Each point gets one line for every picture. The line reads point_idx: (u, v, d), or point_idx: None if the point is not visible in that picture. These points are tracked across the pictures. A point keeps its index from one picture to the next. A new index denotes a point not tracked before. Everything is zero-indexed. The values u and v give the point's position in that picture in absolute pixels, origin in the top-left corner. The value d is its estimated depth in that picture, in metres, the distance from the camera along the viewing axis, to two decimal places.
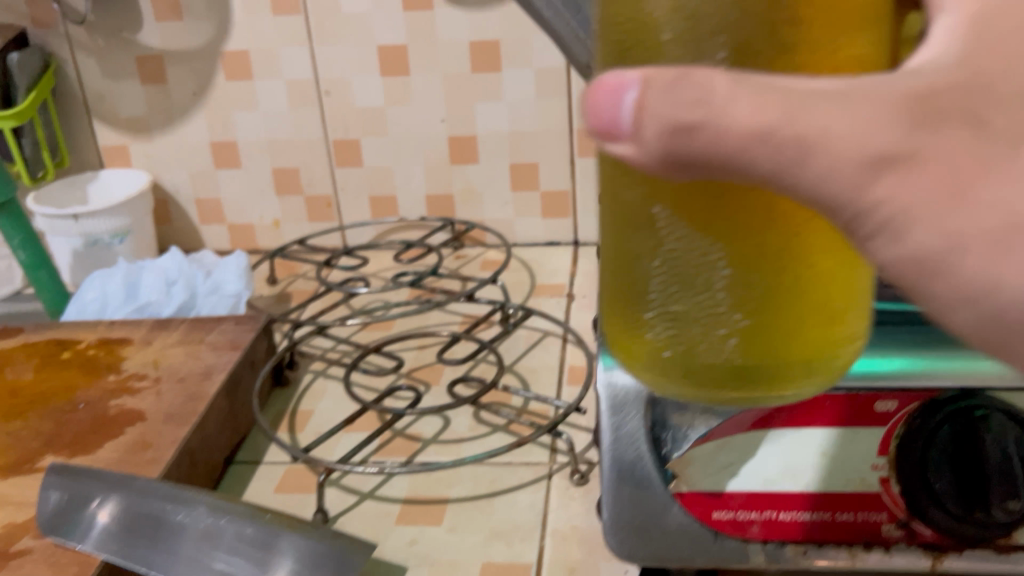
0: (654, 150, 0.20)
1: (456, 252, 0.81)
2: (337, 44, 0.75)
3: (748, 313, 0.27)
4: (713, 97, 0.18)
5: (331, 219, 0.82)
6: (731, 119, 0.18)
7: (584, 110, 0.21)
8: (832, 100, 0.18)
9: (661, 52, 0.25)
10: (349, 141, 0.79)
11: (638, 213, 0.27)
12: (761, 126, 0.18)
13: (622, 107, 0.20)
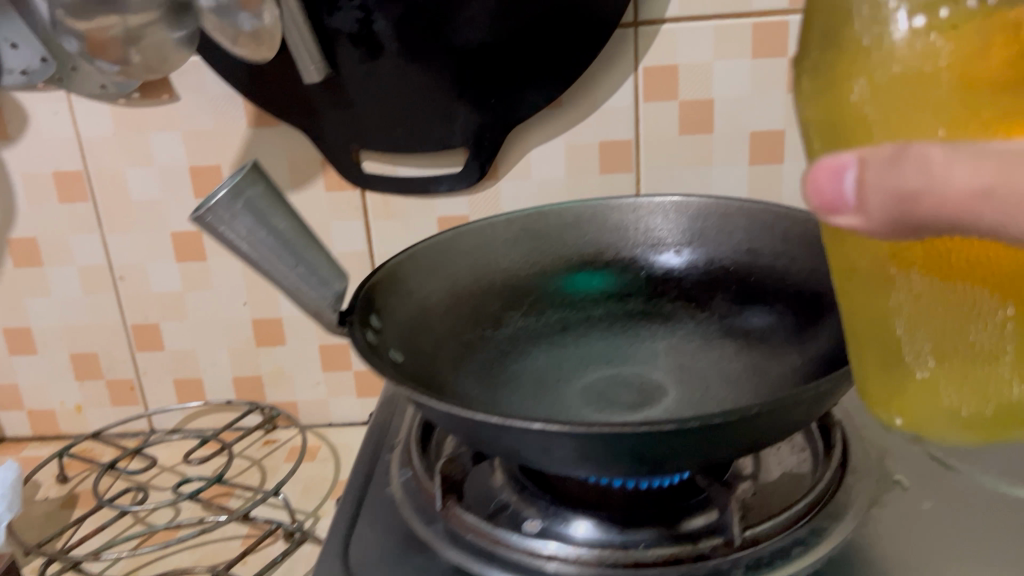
0: (884, 221, 0.26)
1: (266, 436, 0.76)
2: (129, 230, 0.73)
3: (965, 338, 0.31)
4: (895, 193, 0.25)
5: (136, 403, 0.78)
6: (954, 184, 0.24)
7: (810, 193, 0.27)
8: (972, 164, 0.24)
9: (868, 127, 0.30)
10: (149, 325, 0.76)
11: (856, 278, 0.33)
12: (984, 193, 0.24)
13: (844, 188, 0.26)
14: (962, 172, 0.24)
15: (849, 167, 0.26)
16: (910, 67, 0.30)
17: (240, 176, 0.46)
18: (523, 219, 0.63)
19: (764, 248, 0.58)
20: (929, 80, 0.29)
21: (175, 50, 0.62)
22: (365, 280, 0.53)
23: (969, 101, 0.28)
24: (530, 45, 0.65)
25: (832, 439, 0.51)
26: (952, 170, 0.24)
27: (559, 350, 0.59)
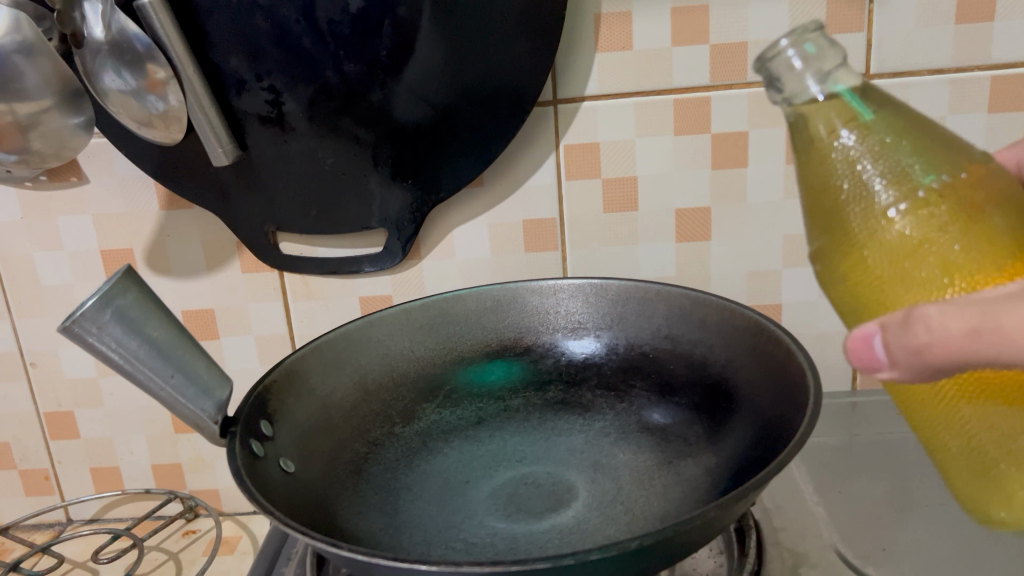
0: (915, 368, 0.31)
1: (187, 525, 0.72)
2: (39, 316, 0.70)
3: (1014, 441, 0.36)
4: (902, 322, 0.31)
5: (52, 493, 0.75)
6: (944, 331, 0.29)
7: (850, 358, 0.33)
8: (953, 306, 0.29)
9: (887, 291, 0.37)
10: (62, 412, 0.73)
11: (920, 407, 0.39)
12: (971, 331, 0.29)
13: (876, 352, 0.32)
14: (943, 316, 0.29)
15: (874, 328, 0.32)
16: (905, 238, 0.36)
17: (110, 283, 0.43)
18: (439, 304, 0.61)
19: (683, 336, 0.56)
20: (913, 247, 0.36)
21: (74, 137, 0.61)
22: (261, 379, 0.50)
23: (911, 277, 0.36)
24: (448, 125, 0.62)
25: (747, 542, 0.48)
26: (934, 315, 0.29)
27: (470, 444, 0.56)
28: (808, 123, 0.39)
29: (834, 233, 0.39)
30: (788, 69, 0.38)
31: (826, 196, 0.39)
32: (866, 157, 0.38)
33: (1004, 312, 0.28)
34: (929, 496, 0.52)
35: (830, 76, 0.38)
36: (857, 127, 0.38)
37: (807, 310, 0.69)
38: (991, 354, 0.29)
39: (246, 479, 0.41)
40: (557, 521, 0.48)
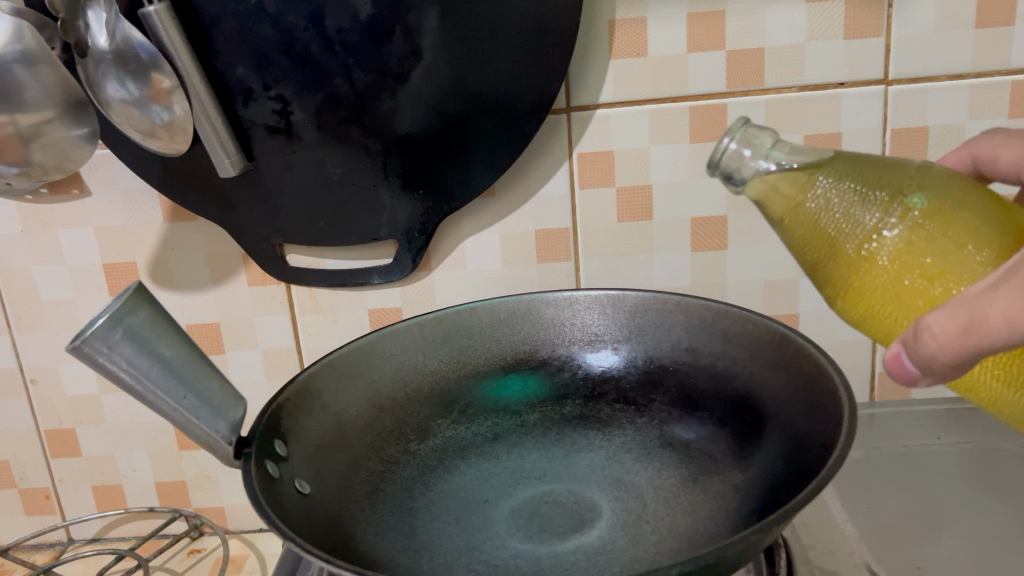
0: (941, 374, 0.32)
1: (192, 544, 0.71)
2: (40, 332, 0.68)
3: None
4: (913, 332, 0.32)
5: (53, 512, 0.73)
6: (940, 332, 0.30)
7: (896, 381, 0.34)
8: (946, 308, 0.31)
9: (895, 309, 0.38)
10: (63, 430, 0.71)
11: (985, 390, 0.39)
12: (964, 328, 0.30)
13: (908, 368, 0.33)
14: (936, 320, 0.31)
15: (899, 345, 0.33)
16: (901, 255, 0.38)
17: (120, 302, 0.42)
18: (452, 318, 0.60)
19: (705, 349, 0.55)
20: (913, 262, 0.38)
21: (77, 148, 0.59)
22: (274, 397, 0.49)
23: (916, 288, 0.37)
24: (460, 134, 0.61)
25: (777, 562, 0.46)
26: (932, 320, 0.31)
27: (489, 462, 0.55)
28: (772, 192, 0.42)
29: (833, 273, 0.41)
30: (733, 161, 0.42)
31: (813, 247, 0.42)
32: (830, 204, 0.41)
33: (991, 302, 0.29)
34: (957, 511, 0.51)
35: (771, 153, 0.42)
36: (810, 181, 0.41)
37: (824, 320, 0.68)
38: (993, 346, 0.30)
39: (263, 502, 0.40)
40: (582, 542, 0.47)
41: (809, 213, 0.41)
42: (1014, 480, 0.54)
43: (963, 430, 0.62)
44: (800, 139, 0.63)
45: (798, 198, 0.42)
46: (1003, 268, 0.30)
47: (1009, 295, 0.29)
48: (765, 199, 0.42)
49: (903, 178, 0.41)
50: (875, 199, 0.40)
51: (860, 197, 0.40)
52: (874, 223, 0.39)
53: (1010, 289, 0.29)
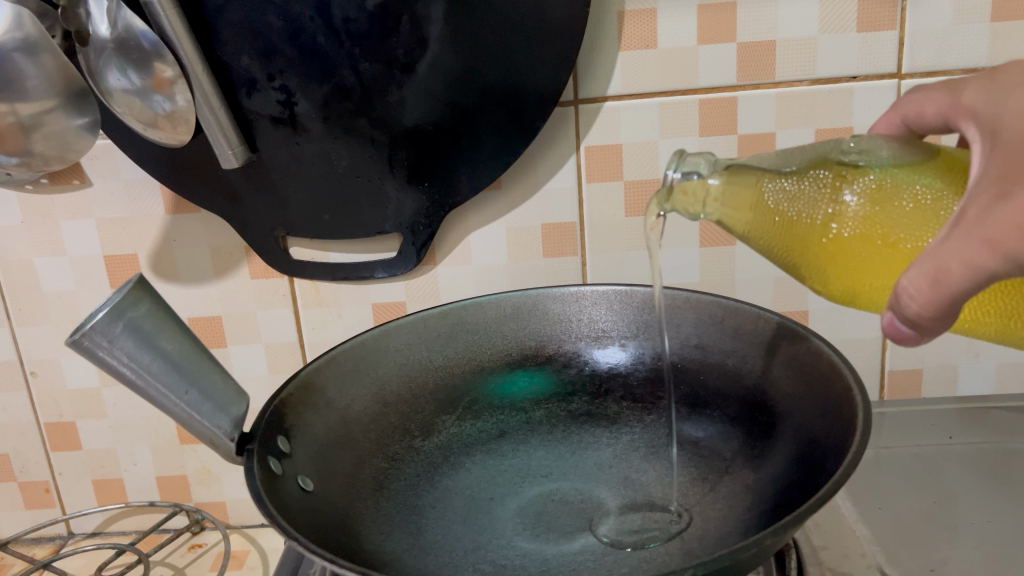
0: (933, 329, 0.33)
1: (192, 540, 0.70)
2: (40, 324, 0.68)
3: None
4: (893, 302, 0.34)
5: (52, 505, 0.73)
6: (910, 292, 0.32)
7: (897, 345, 0.36)
8: (913, 270, 0.32)
9: (874, 278, 0.42)
10: (64, 423, 0.70)
11: (989, 319, 0.41)
12: (932, 281, 0.31)
13: (903, 332, 0.34)
14: (908, 282, 0.32)
15: (889, 314, 0.35)
16: (867, 230, 0.41)
17: (122, 295, 0.41)
18: (459, 312, 0.59)
19: (714, 346, 0.54)
20: (876, 233, 0.41)
21: (78, 139, 0.58)
22: (276, 392, 0.48)
23: (892, 252, 0.40)
24: (467, 127, 0.60)
25: (789, 564, 0.45)
26: (904, 284, 0.32)
27: (494, 460, 0.55)
28: (722, 206, 0.45)
29: (808, 264, 0.44)
30: (682, 191, 0.45)
31: (780, 246, 0.44)
32: (779, 204, 0.43)
33: (949, 252, 0.31)
34: (972, 513, 0.51)
35: (713, 172, 0.45)
36: (755, 189, 0.44)
37: (834, 317, 0.67)
38: (965, 292, 0.31)
39: (268, 502, 0.39)
40: (591, 542, 0.46)
41: (763, 220, 0.44)
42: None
43: (975, 430, 0.61)
44: (811, 134, 0.62)
45: (749, 208, 0.44)
46: (953, 218, 0.32)
47: (961, 242, 0.31)
48: (722, 218, 0.45)
49: (838, 157, 0.44)
50: (823, 183, 0.42)
51: (809, 187, 0.43)
52: (829, 206, 0.42)
53: (961, 236, 0.31)
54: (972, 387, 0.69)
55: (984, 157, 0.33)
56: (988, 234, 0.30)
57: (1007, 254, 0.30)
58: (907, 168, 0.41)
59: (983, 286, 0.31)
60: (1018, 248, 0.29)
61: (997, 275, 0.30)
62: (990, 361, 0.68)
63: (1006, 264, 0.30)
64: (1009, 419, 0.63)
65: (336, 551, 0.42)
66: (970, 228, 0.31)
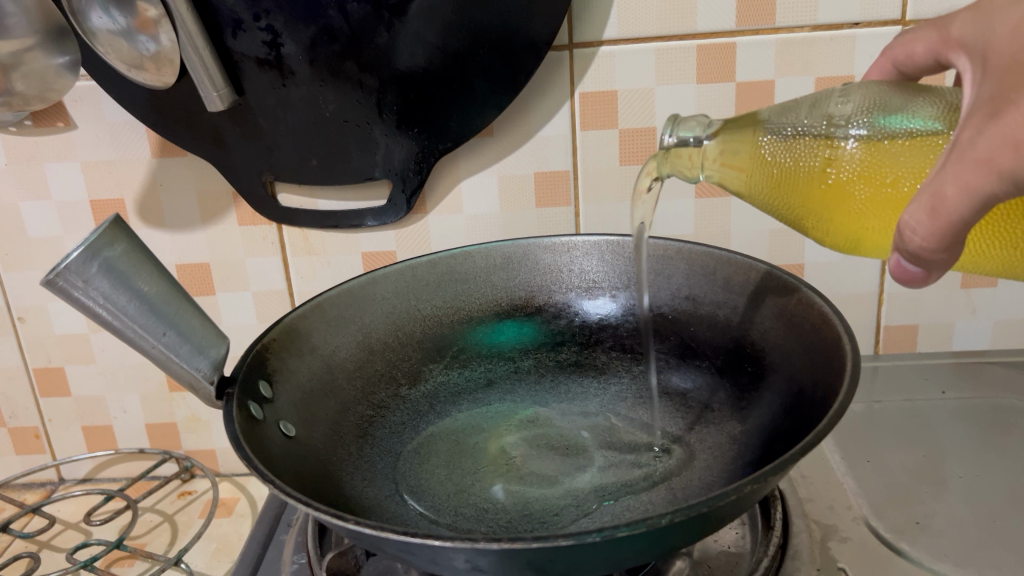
0: (940, 263, 0.32)
1: (182, 487, 0.70)
2: (27, 268, 0.67)
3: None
4: (899, 242, 0.33)
5: (42, 451, 0.73)
6: (913, 223, 0.31)
7: (899, 284, 0.35)
8: (914, 202, 0.31)
9: (876, 220, 0.41)
10: (52, 368, 0.70)
11: (990, 255, 0.40)
12: (931, 212, 0.30)
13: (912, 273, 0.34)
14: (910, 213, 0.31)
15: (896, 257, 0.34)
16: (866, 172, 0.40)
17: (97, 233, 0.40)
18: (447, 261, 0.58)
19: (705, 298, 0.54)
20: (875, 175, 0.40)
21: (59, 78, 0.57)
22: (259, 337, 0.47)
23: (892, 192, 0.39)
24: (458, 72, 0.58)
25: (772, 515, 0.46)
26: (907, 217, 0.31)
27: (480, 407, 0.55)
28: (716, 161, 0.45)
29: (808, 212, 0.43)
30: (679, 153, 0.45)
31: (782, 198, 0.43)
32: (776, 155, 0.42)
33: (945, 178, 0.30)
34: (961, 467, 0.50)
35: (708, 131, 0.45)
36: (750, 145, 0.43)
37: (831, 271, 0.66)
38: (967, 220, 0.29)
39: (249, 444, 0.38)
40: (573, 487, 0.46)
41: (761, 173, 0.43)
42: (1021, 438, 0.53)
43: (968, 386, 0.61)
44: (811, 82, 0.60)
45: (746, 164, 0.44)
46: (949, 147, 0.31)
47: (956, 168, 0.29)
48: (722, 178, 0.45)
49: (829, 105, 0.43)
50: (818, 132, 0.41)
51: (805, 135, 0.42)
52: (826, 152, 0.41)
53: (955, 161, 0.30)
54: (967, 343, 0.68)
55: (981, 84, 0.32)
56: (981, 153, 0.29)
57: (1004, 172, 0.28)
58: (900, 109, 0.40)
59: (981, 211, 0.29)
60: (1014, 164, 0.28)
61: (995, 197, 0.29)
62: (986, 317, 0.67)
63: (1004, 183, 0.28)
64: (1004, 375, 0.62)
65: (318, 497, 0.41)
66: (963, 153, 0.29)
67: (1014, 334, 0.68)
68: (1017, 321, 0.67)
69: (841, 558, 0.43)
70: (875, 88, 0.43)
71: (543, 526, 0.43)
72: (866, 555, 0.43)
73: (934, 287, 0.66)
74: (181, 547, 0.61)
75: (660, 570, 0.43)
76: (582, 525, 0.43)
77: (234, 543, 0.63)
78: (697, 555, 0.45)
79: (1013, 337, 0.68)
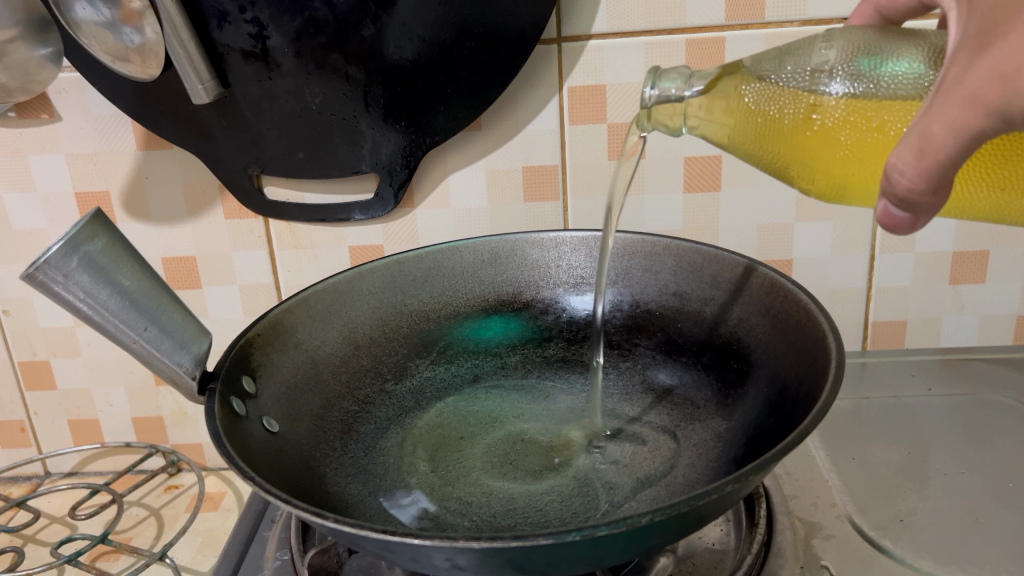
0: (929, 206, 0.31)
1: (169, 481, 0.70)
2: (12, 262, 0.67)
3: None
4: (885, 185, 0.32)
5: (28, 445, 0.73)
6: (901, 166, 0.30)
7: (883, 229, 0.34)
8: (901, 143, 0.30)
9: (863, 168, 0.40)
10: (38, 362, 0.70)
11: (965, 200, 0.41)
12: (919, 152, 0.29)
13: (897, 216, 0.33)
14: (899, 153, 0.30)
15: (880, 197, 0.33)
16: (852, 117, 0.40)
17: (79, 227, 0.40)
18: (435, 256, 0.57)
19: (692, 294, 0.54)
20: (862, 119, 0.39)
21: (41, 69, 0.57)
22: (243, 331, 0.46)
23: (879, 136, 0.39)
24: (445, 64, 0.58)
25: (756, 513, 0.46)
26: (896, 157, 0.30)
27: (466, 401, 0.55)
28: (698, 110, 0.45)
29: (794, 161, 0.43)
30: (661, 107, 0.45)
31: (766, 148, 0.44)
32: (760, 105, 0.42)
33: (932, 118, 0.29)
34: (945, 463, 0.50)
35: (691, 82, 0.45)
36: (734, 94, 0.43)
37: (821, 267, 0.66)
38: (954, 160, 0.29)
39: (230, 439, 0.38)
40: (555, 483, 0.46)
41: (745, 123, 0.43)
42: (1007, 436, 0.53)
43: (955, 382, 0.61)
44: None
45: (729, 115, 0.44)
46: (937, 86, 0.30)
47: (943, 107, 0.29)
48: (705, 129, 0.45)
49: (813, 53, 0.42)
50: (801, 79, 0.41)
51: (787, 82, 0.42)
52: (811, 99, 0.40)
53: (943, 100, 0.29)
54: (955, 339, 0.68)
55: (966, 16, 0.31)
56: (968, 90, 0.28)
57: (992, 107, 0.27)
58: (887, 53, 0.40)
59: (970, 151, 0.28)
60: (1002, 98, 0.27)
61: (984, 135, 0.28)
62: (974, 314, 0.67)
63: (992, 120, 0.28)
64: (991, 372, 0.62)
65: (299, 492, 0.41)
66: (950, 91, 0.29)
67: (1001, 331, 0.68)
68: (1004, 318, 0.67)
69: (825, 555, 0.43)
70: (861, 33, 0.43)
71: (525, 521, 0.43)
72: (850, 552, 0.43)
73: (923, 282, 0.66)
74: (166, 542, 0.61)
75: (644, 567, 0.43)
76: (564, 519, 0.43)
77: (220, 537, 0.63)
78: (682, 551, 0.45)
79: (1001, 334, 0.68)
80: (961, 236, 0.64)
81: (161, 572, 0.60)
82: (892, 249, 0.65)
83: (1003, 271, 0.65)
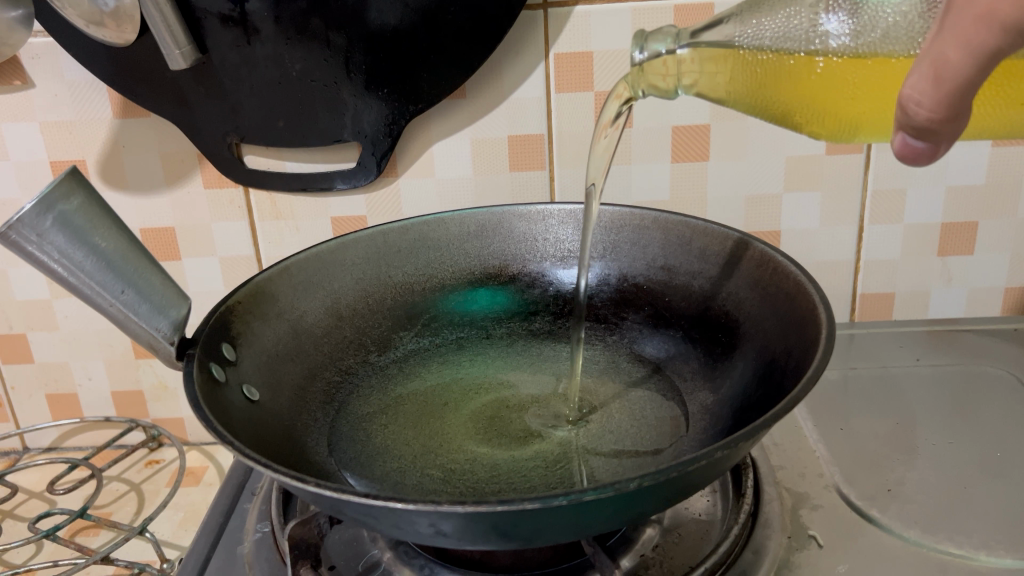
0: (950, 133, 0.30)
1: (150, 456, 0.69)
2: None
3: None
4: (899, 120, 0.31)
5: (6, 420, 0.72)
6: (917, 96, 0.29)
7: (900, 160, 0.32)
8: (913, 72, 0.29)
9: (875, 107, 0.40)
10: (13, 335, 0.68)
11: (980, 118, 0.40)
12: (936, 79, 0.28)
13: (917, 149, 0.31)
14: (913, 80, 0.29)
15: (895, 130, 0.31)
16: (854, 61, 0.39)
17: (52, 187, 0.39)
18: (420, 227, 0.56)
19: (679, 268, 0.53)
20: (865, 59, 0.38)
21: (12, 32, 0.55)
22: (224, 299, 0.45)
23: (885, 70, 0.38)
24: (429, 31, 0.56)
25: (743, 483, 0.45)
26: (908, 83, 0.29)
27: (451, 370, 0.54)
28: (689, 61, 0.44)
29: (800, 106, 0.43)
30: (653, 66, 0.45)
31: (767, 95, 0.43)
32: (757, 55, 0.41)
33: (945, 40, 0.28)
34: (932, 434, 0.50)
35: (682, 40, 0.44)
36: (723, 45, 0.42)
37: (810, 238, 0.65)
38: (972, 80, 0.28)
39: (208, 404, 0.37)
40: (540, 450, 0.46)
41: (743, 72, 0.42)
42: (994, 407, 0.53)
43: (943, 353, 0.61)
44: None
45: (725, 68, 0.43)
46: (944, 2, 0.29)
47: (956, 25, 0.27)
48: (702, 83, 0.45)
49: None
50: (796, 25, 0.40)
51: (778, 30, 0.41)
52: (810, 49, 0.40)
53: (954, 18, 0.28)
54: (943, 312, 0.68)
55: None
56: (982, 7, 0.27)
57: (1006, 23, 0.27)
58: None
59: (989, 67, 0.28)
60: (1015, 12, 0.26)
61: (1001, 51, 0.27)
62: (962, 285, 0.67)
63: (1008, 35, 0.27)
64: (977, 342, 0.62)
65: (280, 460, 0.40)
66: (961, 8, 0.27)
67: (988, 302, 0.68)
68: (992, 290, 0.67)
69: (813, 526, 0.43)
70: None
71: (510, 487, 0.43)
72: (838, 522, 0.43)
73: (911, 253, 0.65)
74: (146, 516, 0.60)
75: (629, 537, 0.43)
76: (550, 485, 0.43)
77: (202, 511, 0.62)
78: (668, 522, 0.44)
79: (987, 305, 0.68)
80: (950, 207, 0.64)
81: (143, 547, 0.59)
82: (881, 221, 0.64)
83: (990, 242, 0.65)
